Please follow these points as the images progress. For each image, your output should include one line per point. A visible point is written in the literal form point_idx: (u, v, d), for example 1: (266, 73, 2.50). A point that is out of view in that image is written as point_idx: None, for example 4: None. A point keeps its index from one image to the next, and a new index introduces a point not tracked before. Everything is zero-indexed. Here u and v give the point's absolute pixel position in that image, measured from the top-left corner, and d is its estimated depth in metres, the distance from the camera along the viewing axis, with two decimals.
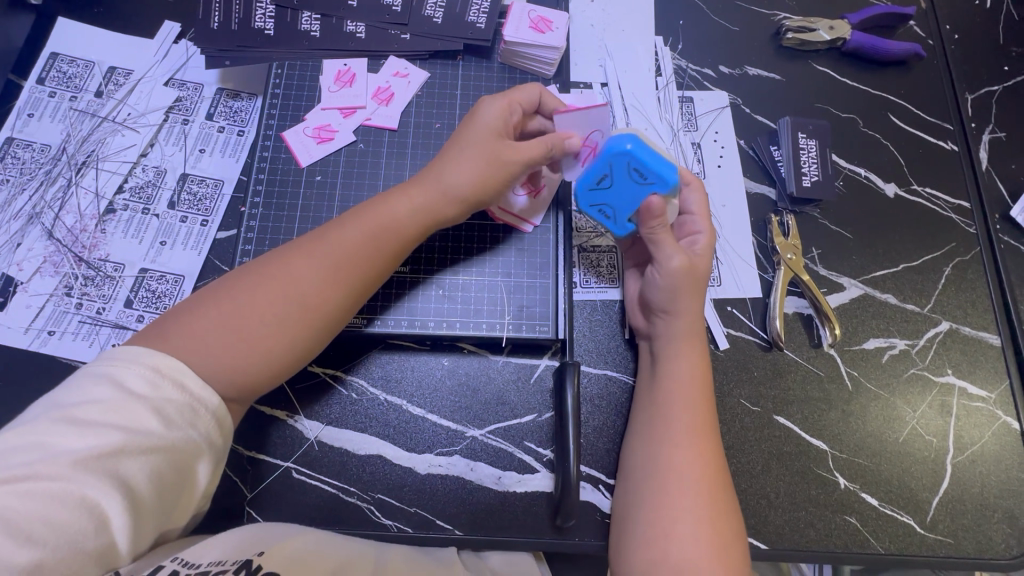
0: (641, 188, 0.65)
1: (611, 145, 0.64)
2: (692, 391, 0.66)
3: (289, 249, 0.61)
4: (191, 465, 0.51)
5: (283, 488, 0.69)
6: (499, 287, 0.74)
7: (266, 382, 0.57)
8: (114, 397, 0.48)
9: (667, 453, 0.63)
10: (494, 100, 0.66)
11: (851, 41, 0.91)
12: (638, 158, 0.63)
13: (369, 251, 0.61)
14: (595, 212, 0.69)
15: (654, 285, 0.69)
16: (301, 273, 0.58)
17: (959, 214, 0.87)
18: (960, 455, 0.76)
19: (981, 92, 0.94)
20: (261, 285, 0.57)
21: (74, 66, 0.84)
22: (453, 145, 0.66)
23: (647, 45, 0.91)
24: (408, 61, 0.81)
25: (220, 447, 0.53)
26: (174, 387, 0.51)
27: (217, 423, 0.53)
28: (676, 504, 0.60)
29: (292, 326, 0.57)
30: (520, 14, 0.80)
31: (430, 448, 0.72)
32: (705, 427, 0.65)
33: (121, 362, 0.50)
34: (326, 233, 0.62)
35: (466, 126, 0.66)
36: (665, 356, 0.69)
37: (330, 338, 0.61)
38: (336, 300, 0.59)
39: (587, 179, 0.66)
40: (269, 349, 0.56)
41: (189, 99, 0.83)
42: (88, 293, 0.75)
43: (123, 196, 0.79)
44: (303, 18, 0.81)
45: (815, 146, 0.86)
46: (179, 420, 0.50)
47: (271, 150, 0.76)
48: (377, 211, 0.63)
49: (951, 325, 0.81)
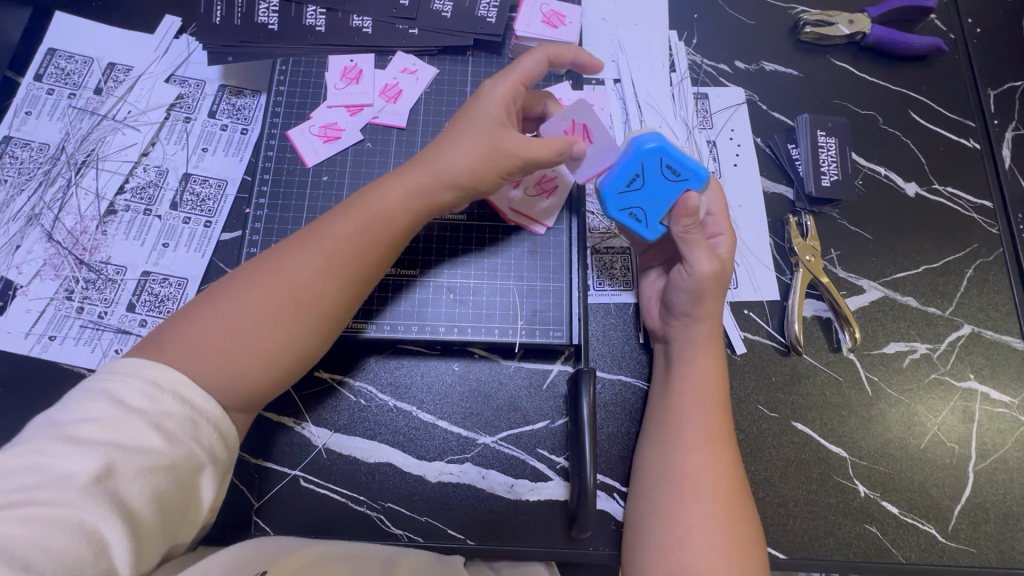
0: (675, 186, 0.64)
1: (639, 143, 0.63)
2: (709, 395, 0.65)
3: (281, 248, 0.59)
4: (193, 481, 0.49)
5: (290, 497, 0.68)
6: (511, 291, 0.72)
7: (268, 384, 0.55)
8: (112, 413, 0.46)
9: (685, 460, 0.61)
10: (502, 80, 0.64)
11: (871, 35, 0.89)
12: (670, 154, 0.63)
13: (363, 242, 0.59)
14: (624, 216, 0.66)
15: (679, 287, 0.66)
16: (295, 268, 0.57)
17: (982, 214, 0.85)
18: (983, 462, 0.74)
19: (1004, 88, 0.91)
20: (253, 284, 0.55)
21: (72, 62, 0.81)
22: (451, 132, 0.64)
23: (661, 40, 0.89)
24: (416, 57, 0.79)
25: (223, 460, 0.52)
26: (174, 400, 0.49)
27: (220, 436, 0.51)
28: (695, 512, 0.58)
29: (289, 323, 0.55)
30: (531, 8, 0.78)
31: (441, 456, 0.70)
32: (723, 432, 0.63)
33: (120, 375, 0.49)
34: (316, 227, 0.60)
35: (467, 112, 0.64)
36: (680, 360, 0.67)
37: (332, 335, 0.59)
38: (334, 293, 0.57)
39: (616, 182, 0.65)
40: (267, 349, 0.54)
41: (191, 96, 0.81)
42: (89, 297, 0.73)
43: (124, 197, 0.77)
44: (308, 13, 0.78)
45: (834, 144, 0.83)
46: (181, 435, 0.48)
47: (275, 149, 0.74)
48: (372, 202, 0.61)
49: (974, 329, 0.79)
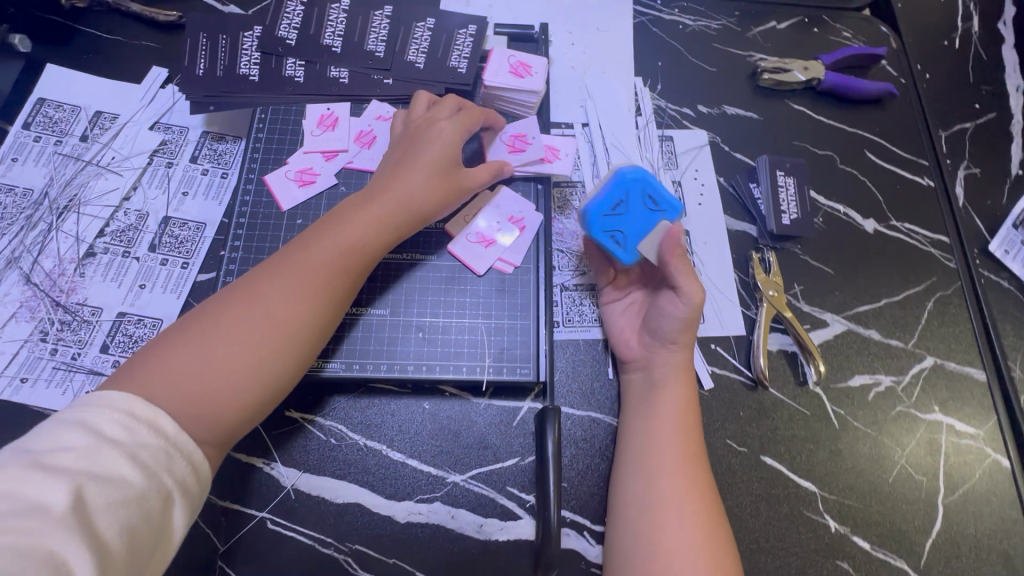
0: (655, 216, 0.72)
1: (623, 174, 0.72)
2: (686, 418, 0.67)
3: (253, 277, 0.62)
4: (164, 515, 0.48)
5: (257, 539, 0.67)
6: (479, 329, 0.74)
7: (245, 411, 0.56)
8: (87, 443, 0.46)
9: (665, 486, 0.63)
10: (414, 103, 0.76)
11: (825, 81, 0.93)
12: (646, 186, 0.72)
13: (335, 268, 0.63)
14: (606, 239, 0.71)
15: (672, 314, 0.69)
16: (268, 294, 0.60)
17: (939, 248, 0.87)
18: (952, 495, 0.75)
19: (954, 129, 0.95)
20: (229, 313, 0.58)
21: (60, 111, 0.84)
22: (409, 160, 0.70)
23: (627, 86, 0.93)
24: (391, 105, 0.83)
25: (195, 494, 0.51)
26: (150, 433, 0.49)
27: (193, 470, 0.51)
28: (679, 538, 0.59)
29: (265, 348, 0.57)
30: (499, 59, 0.83)
31: (410, 495, 0.70)
32: (699, 457, 0.65)
33: (95, 406, 0.48)
34: (288, 256, 0.63)
35: (419, 141, 0.72)
36: (655, 386, 0.69)
37: (309, 361, 0.62)
38: (310, 319, 0.61)
39: (602, 206, 0.71)
40: (244, 375, 0.56)
41: (173, 142, 0.84)
42: (63, 338, 0.74)
43: (104, 240, 0.79)
44: (287, 64, 0.82)
45: (793, 184, 0.86)
46: (155, 466, 0.48)
47: (252, 195, 0.77)
48: (342, 232, 0.65)
49: (936, 360, 0.81)
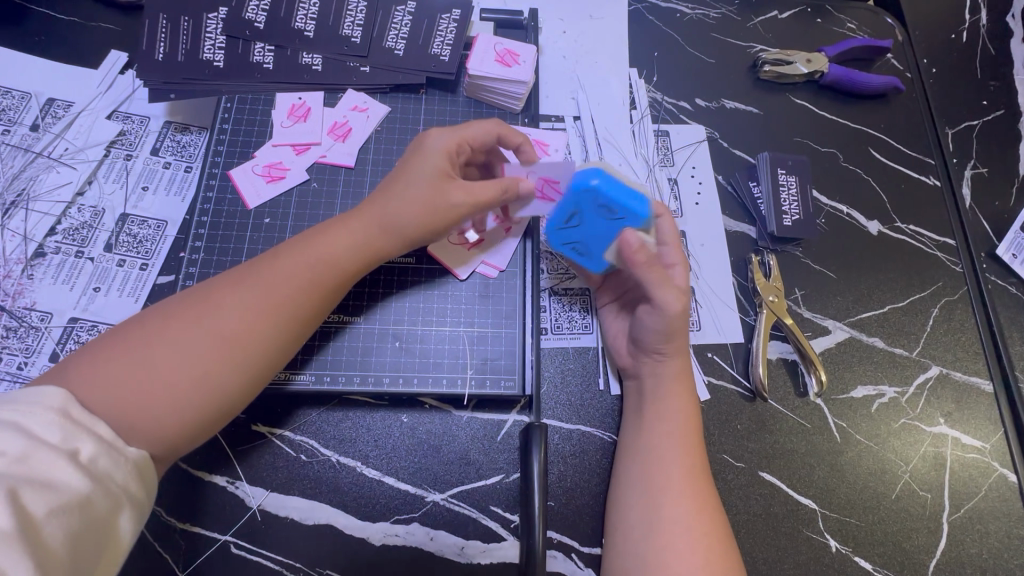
0: (613, 225, 0.63)
1: (576, 182, 0.62)
2: (688, 432, 0.63)
3: (220, 282, 0.56)
4: (110, 523, 0.43)
5: (220, 564, 0.62)
6: (461, 338, 0.69)
7: (181, 431, 0.50)
8: (19, 446, 0.40)
9: (669, 506, 0.58)
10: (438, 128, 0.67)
11: (828, 74, 0.89)
12: (597, 194, 0.61)
13: (304, 284, 0.58)
14: (567, 250, 0.68)
15: (646, 327, 0.64)
16: (229, 304, 0.54)
17: (945, 252, 0.84)
18: (957, 513, 0.71)
19: (961, 127, 0.91)
20: (183, 317, 0.53)
21: (8, 98, 0.78)
22: (401, 177, 0.63)
23: (621, 77, 0.88)
24: (367, 95, 0.77)
25: (141, 498, 0.47)
26: (88, 436, 0.44)
27: (140, 474, 0.46)
28: (688, 565, 0.55)
29: (214, 362, 0.52)
30: (485, 46, 0.77)
31: (386, 516, 0.65)
32: (703, 475, 0.61)
33: (27, 405, 0.43)
34: (260, 265, 0.58)
35: (414, 158, 0.64)
36: (654, 398, 0.65)
37: (263, 383, 0.56)
38: (270, 338, 0.55)
39: (554, 220, 0.66)
40: (187, 390, 0.50)
41: (133, 132, 0.78)
42: (8, 346, 0.68)
43: (55, 239, 0.73)
44: (255, 50, 0.76)
45: (795, 184, 0.82)
46: (100, 470, 0.43)
47: (215, 191, 0.71)
48: (319, 245, 0.60)
49: (941, 370, 0.78)
